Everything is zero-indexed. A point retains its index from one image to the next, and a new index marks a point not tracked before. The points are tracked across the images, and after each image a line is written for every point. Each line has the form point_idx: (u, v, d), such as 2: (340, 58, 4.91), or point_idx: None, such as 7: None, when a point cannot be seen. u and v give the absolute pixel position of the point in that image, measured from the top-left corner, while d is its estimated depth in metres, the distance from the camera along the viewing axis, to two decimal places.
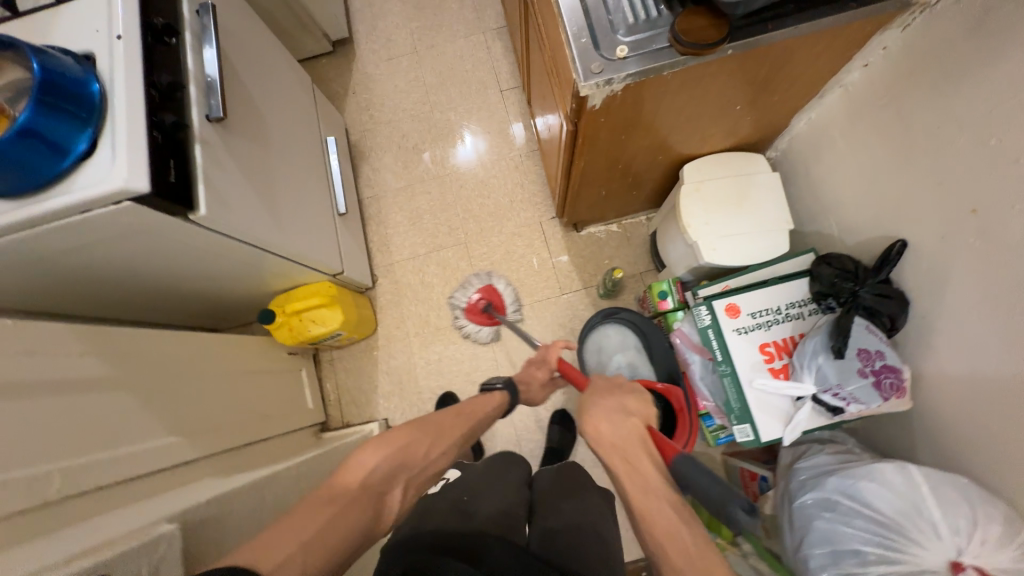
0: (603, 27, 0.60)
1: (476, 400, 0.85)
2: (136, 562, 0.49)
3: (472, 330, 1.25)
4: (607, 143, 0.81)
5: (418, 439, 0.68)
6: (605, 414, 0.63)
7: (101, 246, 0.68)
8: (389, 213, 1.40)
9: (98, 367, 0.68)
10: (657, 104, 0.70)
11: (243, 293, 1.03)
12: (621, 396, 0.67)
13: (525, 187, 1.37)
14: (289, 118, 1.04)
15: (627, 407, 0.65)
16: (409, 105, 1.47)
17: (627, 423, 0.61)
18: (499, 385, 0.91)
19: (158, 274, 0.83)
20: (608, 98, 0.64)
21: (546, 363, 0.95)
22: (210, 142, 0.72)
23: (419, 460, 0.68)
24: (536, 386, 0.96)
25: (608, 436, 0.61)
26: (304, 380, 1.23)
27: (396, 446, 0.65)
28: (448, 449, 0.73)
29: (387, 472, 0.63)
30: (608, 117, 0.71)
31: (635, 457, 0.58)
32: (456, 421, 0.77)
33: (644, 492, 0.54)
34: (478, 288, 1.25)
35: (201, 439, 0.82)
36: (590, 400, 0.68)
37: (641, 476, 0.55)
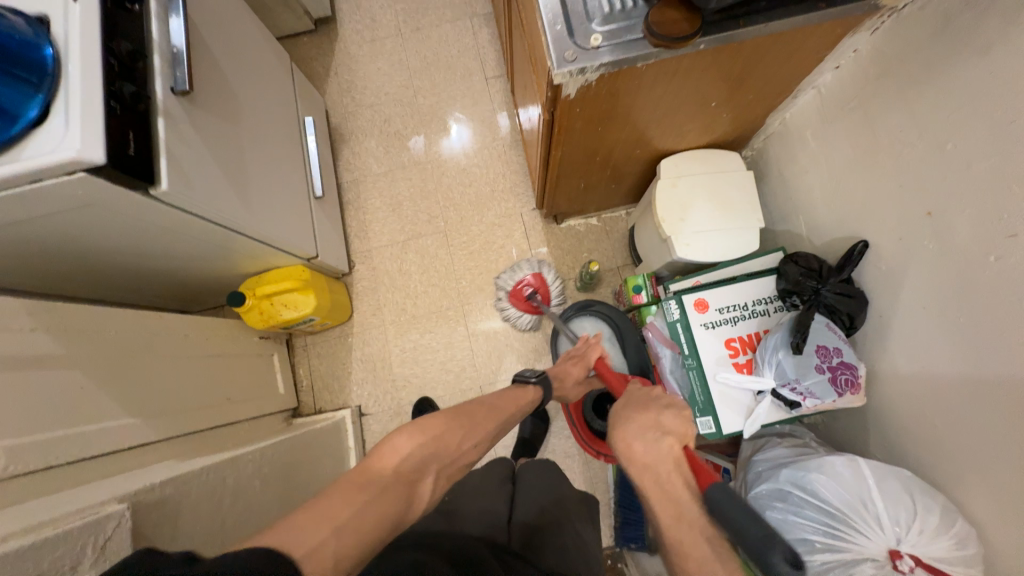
0: (578, 15, 0.59)
1: (510, 394, 0.80)
2: (79, 543, 0.47)
3: (513, 315, 1.21)
4: (582, 134, 0.81)
5: (451, 429, 0.64)
6: (639, 432, 0.59)
7: (57, 217, 0.65)
8: (369, 198, 1.38)
9: (49, 344, 0.66)
10: (631, 97, 0.70)
11: (211, 274, 1.01)
12: (656, 411, 0.62)
13: (507, 177, 1.37)
14: (263, 95, 1.01)
15: (664, 423, 0.60)
16: (392, 88, 1.44)
17: (664, 443, 0.57)
18: (532, 378, 0.85)
19: (118, 251, 0.80)
20: (582, 88, 0.64)
21: (585, 360, 0.94)
22: (174, 115, 0.69)
23: (450, 451, 0.63)
24: (570, 382, 0.93)
25: (642, 456, 0.56)
26: (275, 365, 1.21)
27: (430, 435, 0.61)
28: (479, 442, 0.68)
29: (422, 459, 0.59)
30: (583, 107, 0.70)
31: (674, 480, 0.53)
32: (489, 415, 0.72)
33: (677, 521, 0.50)
34: (530, 273, 1.19)
35: (160, 421, 0.80)
36: (622, 417, 0.63)
37: (675, 502, 0.51)
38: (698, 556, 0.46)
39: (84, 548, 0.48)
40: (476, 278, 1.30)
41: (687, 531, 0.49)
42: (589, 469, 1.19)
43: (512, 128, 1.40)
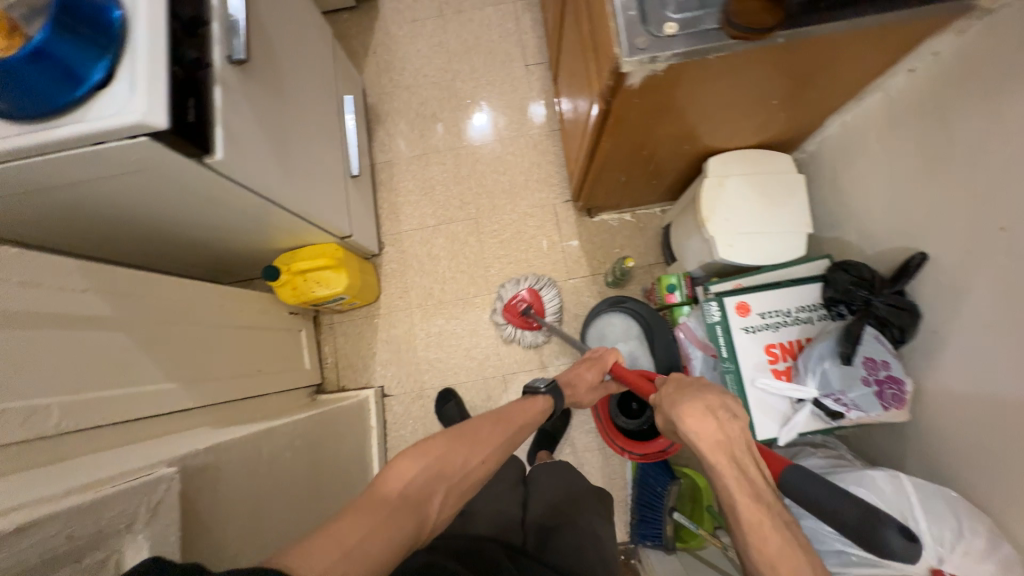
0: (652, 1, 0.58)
1: (519, 403, 0.79)
2: (132, 503, 0.47)
3: (511, 332, 1.23)
4: (634, 126, 0.79)
5: (453, 448, 0.63)
6: (707, 411, 0.57)
7: (115, 180, 0.66)
8: (402, 180, 1.37)
9: (100, 306, 0.66)
10: (693, 90, 0.68)
11: (249, 247, 1.01)
12: (718, 392, 0.61)
13: (542, 167, 1.35)
14: (308, 71, 1.00)
15: (729, 406, 0.59)
16: (430, 70, 1.42)
17: (733, 426, 0.57)
18: (542, 388, 0.83)
19: (165, 218, 0.81)
20: (647, 79, 0.62)
21: (599, 364, 0.91)
22: (230, 83, 0.69)
23: (455, 471, 0.63)
24: (584, 389, 0.90)
25: (711, 439, 0.55)
26: (302, 341, 1.22)
27: (434, 456, 0.61)
28: (487, 458, 0.67)
29: (426, 483, 0.59)
30: (642, 99, 0.69)
31: (746, 464, 0.54)
32: (495, 427, 0.71)
33: (753, 501, 0.51)
34: (525, 288, 1.23)
35: (197, 389, 0.81)
36: (680, 394, 0.62)
37: (752, 485, 0.53)
38: (779, 539, 0.48)
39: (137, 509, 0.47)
40: (505, 267, 1.30)
41: (766, 516, 0.50)
42: (608, 466, 1.18)
43: (549, 118, 1.38)
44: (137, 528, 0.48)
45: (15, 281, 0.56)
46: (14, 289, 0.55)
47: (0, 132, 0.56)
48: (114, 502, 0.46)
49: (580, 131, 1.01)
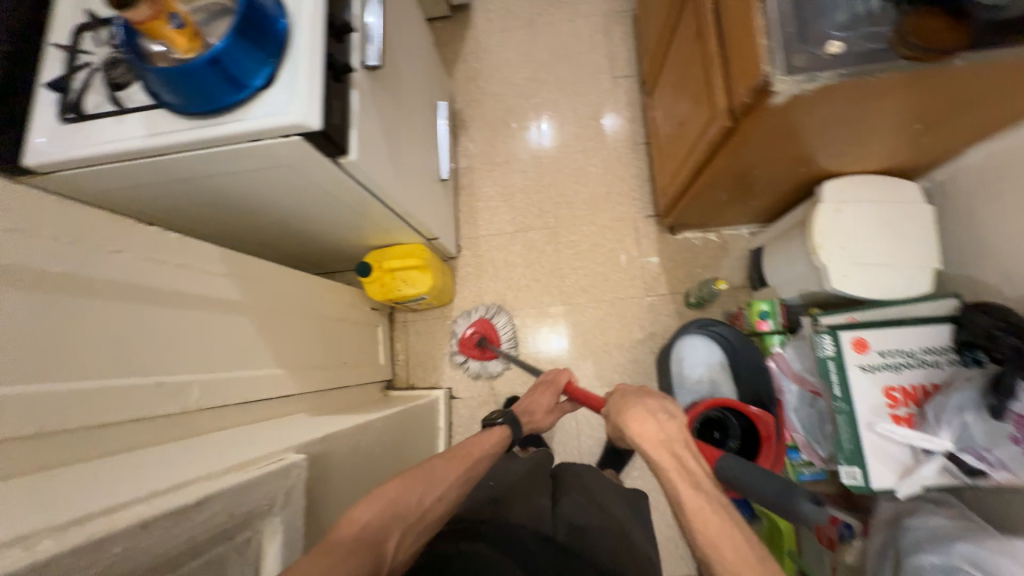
0: (814, 20, 0.56)
1: (471, 441, 0.79)
2: (275, 486, 0.49)
3: (472, 367, 1.24)
4: (754, 147, 0.76)
5: (410, 485, 0.63)
6: (648, 414, 0.65)
7: (257, 174, 0.70)
8: (483, 186, 1.39)
9: (235, 293, 0.70)
10: (834, 113, 0.64)
11: (346, 242, 1.05)
12: (659, 398, 0.68)
13: (624, 180, 1.33)
14: (416, 76, 1.04)
15: (671, 409, 0.66)
16: (517, 79, 1.45)
17: (674, 426, 0.63)
18: (498, 419, 0.86)
19: (284, 211, 0.85)
20: (792, 101, 0.59)
21: (553, 387, 0.95)
22: (363, 88, 0.72)
23: (410, 510, 0.61)
24: (540, 413, 0.94)
25: (654, 437, 0.62)
26: (379, 336, 1.25)
27: (387, 501, 0.59)
28: (442, 496, 0.67)
29: (382, 523, 0.57)
30: (775, 121, 0.66)
31: (684, 455, 0.60)
32: (454, 462, 0.71)
33: (694, 490, 0.56)
34: (475, 320, 1.24)
35: (299, 375, 0.85)
36: (624, 403, 0.69)
37: (691, 474, 0.58)
38: (718, 520, 0.52)
39: (277, 491, 0.49)
40: (580, 279, 1.28)
41: (706, 502, 0.54)
42: None
43: (634, 132, 1.36)
44: (276, 511, 0.49)
45: (175, 263, 0.59)
46: (174, 272, 0.59)
47: (170, 125, 0.61)
48: (263, 485, 0.47)
49: (680, 142, 0.99)
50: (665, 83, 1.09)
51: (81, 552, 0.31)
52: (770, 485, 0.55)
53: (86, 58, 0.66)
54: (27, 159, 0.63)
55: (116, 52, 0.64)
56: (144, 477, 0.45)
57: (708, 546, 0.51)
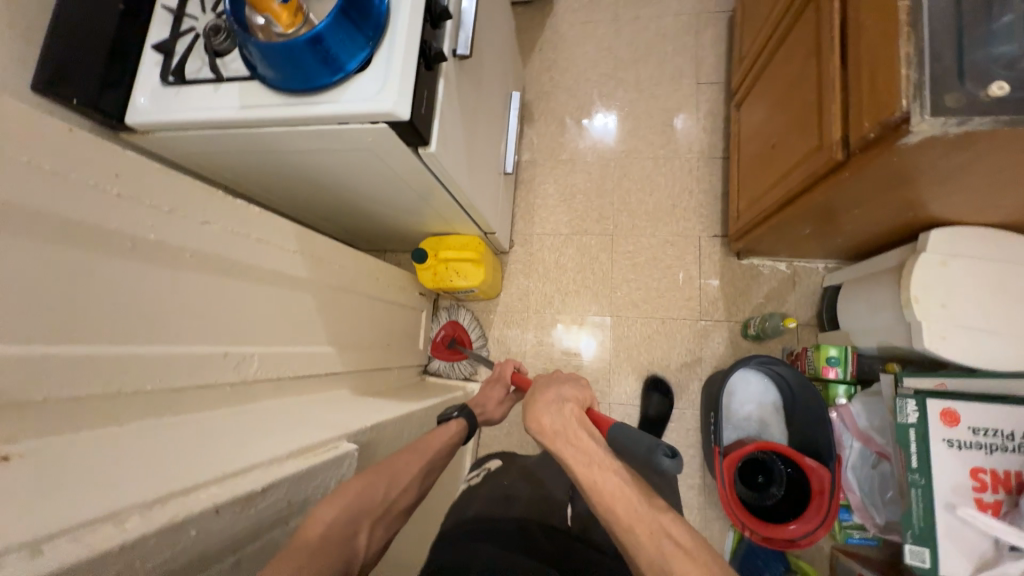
0: (978, 57, 0.48)
1: (428, 434, 0.68)
2: (327, 475, 0.49)
3: (441, 367, 1.28)
4: (861, 188, 0.69)
5: (376, 479, 0.53)
6: (543, 405, 0.61)
7: (338, 155, 0.70)
8: (543, 183, 1.35)
9: (301, 270, 0.71)
10: (970, 162, 0.57)
11: (405, 226, 1.05)
12: (555, 387, 0.64)
13: (693, 194, 1.26)
14: (495, 64, 1.01)
15: (564, 395, 0.63)
16: (593, 75, 1.39)
17: (567, 409, 0.60)
18: (453, 413, 0.73)
19: (353, 191, 0.85)
20: (926, 144, 0.53)
21: (500, 379, 0.95)
22: (450, 77, 0.70)
23: (376, 504, 0.52)
24: (492, 405, 0.92)
25: (550, 427, 0.58)
26: (422, 322, 1.26)
27: (352, 495, 0.49)
28: (407, 488, 0.57)
29: (350, 521, 0.47)
30: (894, 166, 0.59)
31: (578, 438, 0.56)
32: (411, 455, 0.60)
33: (589, 467, 0.53)
34: (445, 323, 1.29)
35: (347, 354, 0.85)
36: (525, 398, 0.64)
37: (583, 453, 0.54)
38: (612, 489, 0.51)
39: (328, 481, 0.49)
40: (632, 292, 1.24)
41: (609, 471, 0.52)
42: (706, 530, 1.09)
43: (711, 145, 1.29)
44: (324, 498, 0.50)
45: (252, 236, 0.60)
46: (250, 245, 0.60)
47: (264, 100, 0.61)
48: (319, 474, 0.47)
49: (769, 165, 0.91)
50: (758, 98, 1.01)
51: (162, 534, 0.31)
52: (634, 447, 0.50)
53: (191, 24, 0.67)
54: (129, 118, 0.65)
55: (219, 20, 0.65)
56: (208, 445, 0.46)
57: (624, 533, 0.49)
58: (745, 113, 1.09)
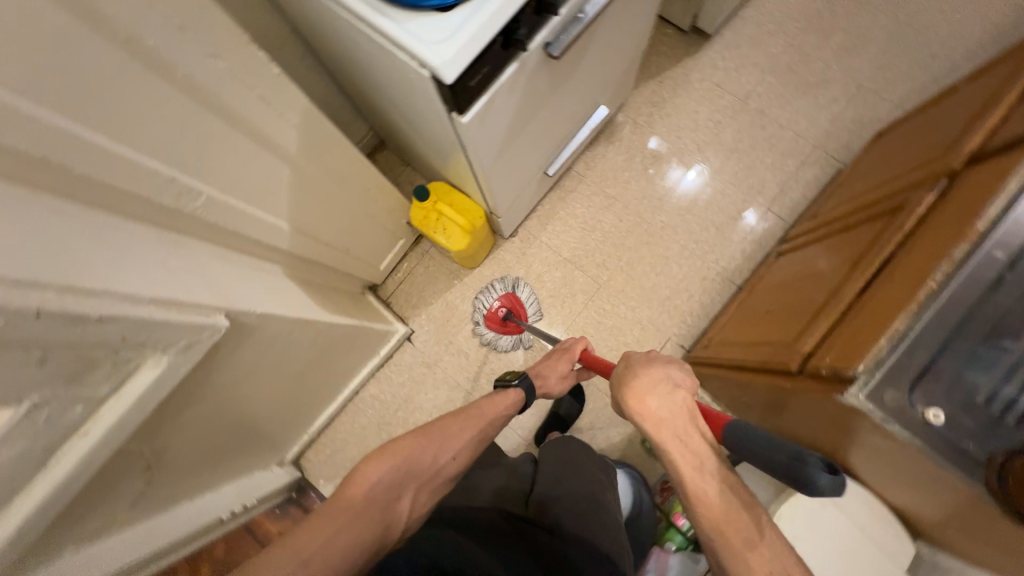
0: (936, 379, 0.51)
1: (489, 398, 0.76)
2: (179, 335, 0.54)
3: (488, 337, 1.25)
4: (793, 404, 0.70)
5: (424, 445, 0.63)
6: (651, 387, 0.60)
7: (386, 72, 0.69)
8: (577, 200, 1.33)
9: (292, 143, 0.71)
10: (879, 447, 0.59)
11: (427, 160, 1.05)
12: (662, 365, 0.63)
13: (691, 299, 1.26)
14: (596, 74, 0.97)
15: (673, 377, 0.62)
16: (688, 137, 1.35)
17: (679, 398, 0.60)
18: (513, 380, 0.82)
19: (393, 104, 0.85)
20: (846, 413, 0.55)
21: (566, 355, 0.93)
22: (527, 66, 0.67)
23: (425, 468, 0.63)
24: (554, 377, 0.91)
25: (658, 413, 0.58)
26: (395, 248, 1.26)
27: (398, 456, 0.61)
28: (459, 454, 0.67)
29: (393, 483, 0.59)
30: (822, 408, 0.61)
31: (686, 433, 0.58)
32: (467, 421, 0.70)
33: (697, 473, 0.56)
34: (501, 295, 1.26)
35: (303, 238, 0.87)
36: (626, 376, 0.63)
37: (693, 453, 0.57)
38: (722, 507, 0.55)
39: (177, 342, 0.54)
40: None
41: (710, 483, 0.56)
42: None
43: (738, 269, 1.26)
44: (168, 350, 0.54)
45: (253, 89, 0.60)
46: (248, 96, 0.60)
47: None
48: (168, 329, 0.52)
49: (758, 325, 0.90)
50: (798, 261, 0.98)
51: None
52: (780, 451, 0.50)
53: None
54: None
55: None
56: (100, 247, 0.47)
57: (729, 555, 0.53)
58: (780, 265, 1.07)
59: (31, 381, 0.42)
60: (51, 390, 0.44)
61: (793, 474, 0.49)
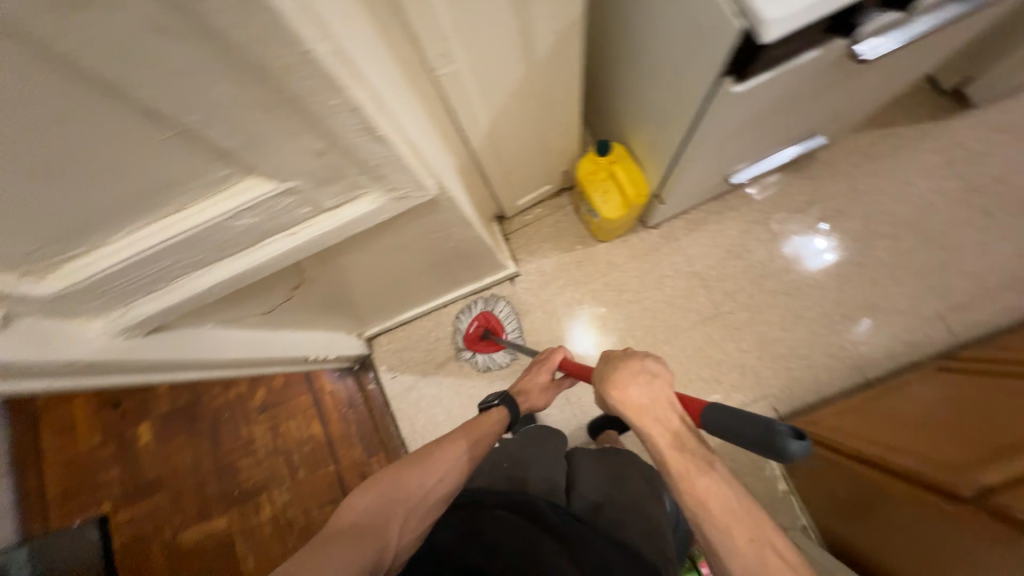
0: None
1: (473, 420, 0.81)
2: (407, 181, 0.53)
3: (477, 360, 1.25)
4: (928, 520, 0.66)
5: (406, 475, 0.69)
6: (630, 375, 0.60)
7: (668, 9, 0.65)
8: (734, 221, 1.25)
9: (542, 48, 0.70)
10: None
11: (624, 119, 1.01)
12: (640, 355, 0.63)
13: (809, 369, 1.15)
14: (845, 99, 0.87)
15: (653, 367, 0.61)
16: (886, 205, 1.21)
17: (659, 386, 0.59)
18: (495, 401, 0.89)
19: (635, 47, 0.80)
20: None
21: (546, 363, 0.94)
22: (826, 58, 0.60)
23: (410, 496, 0.67)
24: (537, 391, 0.93)
25: (637, 399, 0.59)
26: (539, 191, 1.24)
27: (381, 484, 0.67)
28: (444, 480, 0.71)
29: (377, 511, 0.64)
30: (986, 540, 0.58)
31: (664, 415, 0.57)
32: (450, 445, 0.74)
33: (675, 451, 0.55)
34: (476, 315, 1.25)
35: (490, 143, 0.88)
36: (606, 369, 0.64)
37: (670, 437, 0.55)
38: (704, 481, 0.52)
39: (403, 186, 0.53)
40: (673, 359, 1.20)
41: (688, 462, 0.53)
42: None
43: (876, 363, 1.14)
44: (389, 191, 0.54)
45: None
46: None
47: None
48: (404, 172, 0.51)
49: (906, 434, 0.81)
50: (947, 393, 0.88)
51: (322, 76, 0.34)
52: (749, 424, 0.49)
53: None
54: None
55: None
56: (387, 70, 0.47)
57: (713, 532, 0.50)
58: (914, 389, 0.96)
59: (301, 166, 0.44)
60: (304, 183, 0.47)
61: (765, 446, 0.48)
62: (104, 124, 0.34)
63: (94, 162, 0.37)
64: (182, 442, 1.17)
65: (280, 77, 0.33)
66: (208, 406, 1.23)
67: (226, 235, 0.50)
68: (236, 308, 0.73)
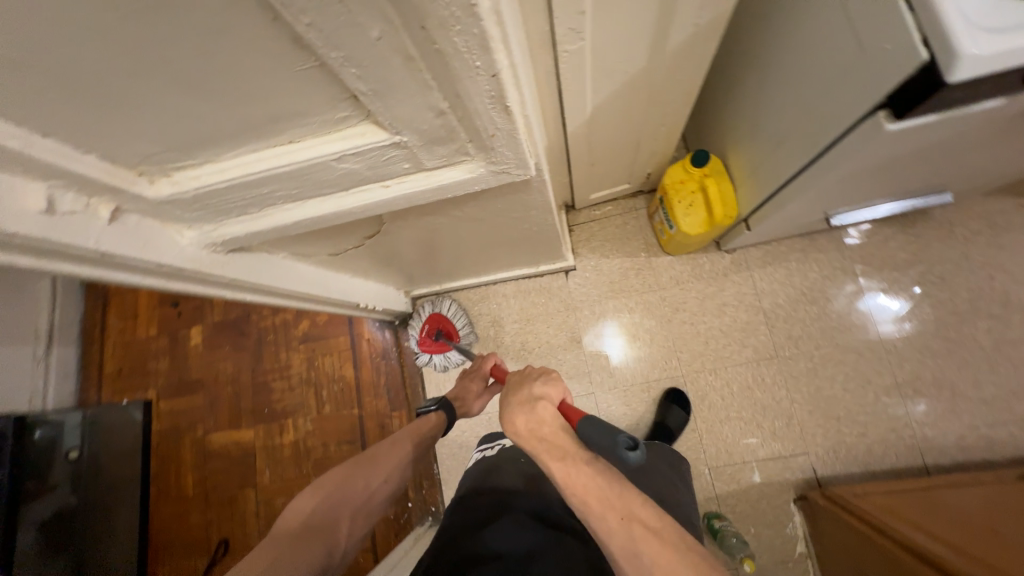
0: None
1: (411, 424, 0.89)
2: (513, 157, 0.51)
3: (433, 362, 1.23)
4: None
5: (355, 476, 0.74)
6: (516, 405, 0.60)
7: (833, 22, 0.58)
8: (818, 263, 1.15)
9: (675, 40, 0.64)
10: None
11: (732, 132, 0.94)
12: (528, 383, 0.63)
13: (862, 437, 1.07)
14: (997, 158, 0.77)
15: (537, 391, 0.61)
16: (999, 283, 1.08)
17: (541, 407, 0.59)
18: (432, 406, 0.94)
19: (774, 55, 0.73)
20: None
21: (478, 373, 1.00)
22: (1007, 110, 0.52)
23: (357, 496, 0.73)
24: (472, 397, 1.00)
25: (525, 426, 0.58)
26: (616, 189, 1.19)
27: (331, 482, 0.72)
28: (387, 479, 0.78)
29: (328, 511, 0.69)
30: None
31: (548, 434, 0.57)
32: (389, 450, 0.81)
33: (557, 462, 0.54)
34: (426, 318, 1.24)
35: (586, 131, 0.84)
36: (501, 400, 0.64)
37: (553, 452, 0.55)
38: (584, 476, 0.53)
39: (508, 161, 0.51)
40: (715, 391, 1.15)
41: (569, 465, 0.54)
42: None
43: (940, 449, 1.04)
44: (490, 164, 0.52)
45: None
46: None
47: None
48: (513, 147, 0.49)
49: (977, 546, 0.73)
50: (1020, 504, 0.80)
51: (476, 36, 0.32)
52: (602, 436, 0.52)
53: None
54: None
55: None
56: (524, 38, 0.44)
57: (595, 523, 0.50)
58: (964, 491, 0.89)
59: (419, 123, 0.43)
60: (414, 139, 0.46)
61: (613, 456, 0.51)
62: (256, 38, 0.33)
63: (229, 75, 0.36)
64: (224, 352, 1.38)
65: (434, 28, 0.31)
66: (257, 324, 1.38)
67: (327, 174, 0.50)
68: (309, 244, 0.75)
